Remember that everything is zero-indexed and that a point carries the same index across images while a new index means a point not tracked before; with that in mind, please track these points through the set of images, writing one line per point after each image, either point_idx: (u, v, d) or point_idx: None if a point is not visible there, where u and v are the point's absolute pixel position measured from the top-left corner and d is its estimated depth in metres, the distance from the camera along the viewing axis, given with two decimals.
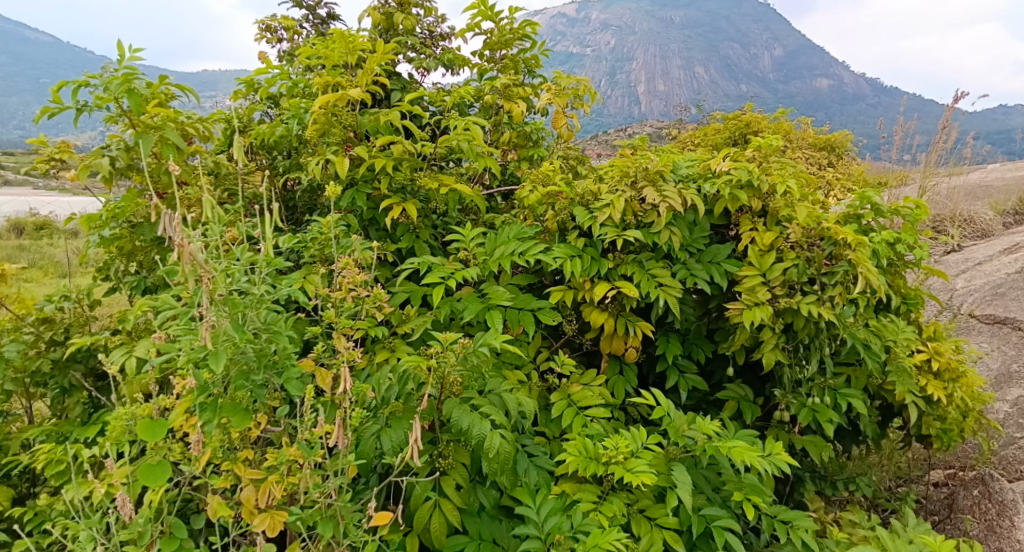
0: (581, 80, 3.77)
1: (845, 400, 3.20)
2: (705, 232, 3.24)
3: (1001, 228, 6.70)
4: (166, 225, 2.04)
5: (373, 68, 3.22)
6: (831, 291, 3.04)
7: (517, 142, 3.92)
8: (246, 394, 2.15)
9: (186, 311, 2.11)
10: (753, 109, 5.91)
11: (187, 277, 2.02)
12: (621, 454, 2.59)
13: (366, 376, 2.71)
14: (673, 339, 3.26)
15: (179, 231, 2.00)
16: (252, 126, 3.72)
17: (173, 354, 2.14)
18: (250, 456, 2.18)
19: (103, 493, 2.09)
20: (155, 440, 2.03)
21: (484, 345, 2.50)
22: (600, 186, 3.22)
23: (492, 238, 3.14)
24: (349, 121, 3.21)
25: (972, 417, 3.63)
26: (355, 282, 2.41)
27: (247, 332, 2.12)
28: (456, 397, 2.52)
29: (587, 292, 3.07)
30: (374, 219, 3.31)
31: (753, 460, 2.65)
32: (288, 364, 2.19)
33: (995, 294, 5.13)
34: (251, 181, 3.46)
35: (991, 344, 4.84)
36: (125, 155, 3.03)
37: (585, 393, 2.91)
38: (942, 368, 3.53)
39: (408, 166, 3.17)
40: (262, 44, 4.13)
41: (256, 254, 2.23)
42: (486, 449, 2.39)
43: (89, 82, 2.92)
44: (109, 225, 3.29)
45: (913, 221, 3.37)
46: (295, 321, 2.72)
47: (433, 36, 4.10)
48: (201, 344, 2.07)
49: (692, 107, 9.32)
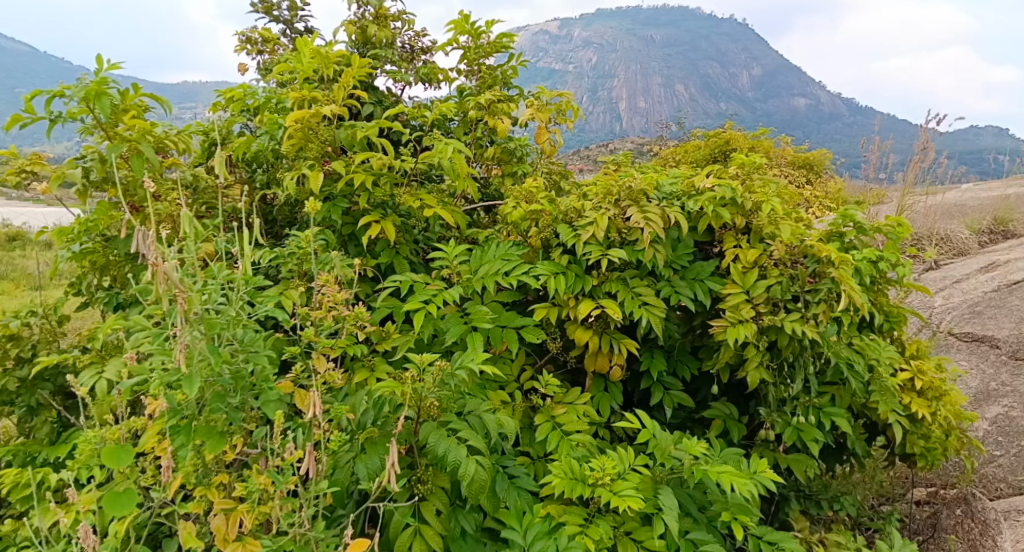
0: (564, 95, 3.74)
1: (830, 419, 3.19)
2: (689, 249, 3.21)
3: (977, 247, 6.80)
4: (140, 242, 1.98)
5: (348, 82, 3.17)
6: (814, 308, 3.03)
7: (500, 157, 3.86)
8: (222, 417, 2.07)
9: (161, 330, 2.06)
10: (732, 126, 5.93)
11: (161, 296, 1.95)
12: (607, 476, 2.55)
13: (344, 396, 2.65)
14: (658, 354, 3.23)
15: (154, 248, 1.94)
16: (231, 138, 3.67)
17: (145, 377, 2.07)
18: (224, 481, 2.10)
19: (67, 523, 1.98)
20: (120, 466, 1.92)
21: (461, 367, 2.45)
22: (584, 203, 3.19)
23: (476, 256, 3.09)
24: (325, 136, 3.15)
25: (955, 436, 3.63)
26: (337, 300, 2.33)
27: (223, 352, 2.05)
28: (434, 422, 2.46)
29: (571, 309, 3.03)
30: (353, 235, 3.24)
31: (740, 480, 2.62)
32: (266, 387, 2.12)
33: (973, 312, 5.17)
34: (229, 195, 3.38)
35: (971, 362, 4.87)
36: (100, 167, 2.93)
37: (571, 416, 2.87)
38: (925, 387, 3.53)
39: (387, 181, 3.12)
40: (240, 56, 4.07)
41: (234, 272, 2.16)
42: (462, 476, 2.33)
43: (64, 93, 2.80)
44: (82, 238, 3.20)
45: (895, 237, 3.38)
46: (273, 340, 2.65)
47: (413, 50, 4.07)
48: (175, 367, 1.99)
49: (674, 124, 9.34)
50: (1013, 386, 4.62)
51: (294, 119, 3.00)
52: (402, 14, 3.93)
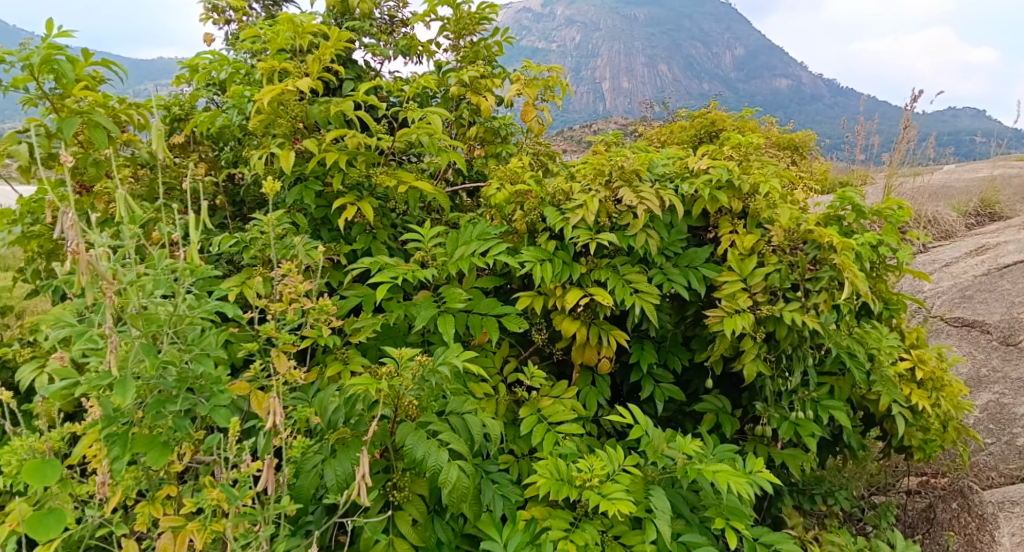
0: (551, 69, 3.48)
1: (828, 412, 3.03)
2: (683, 234, 3.02)
3: (964, 229, 6.72)
4: (62, 226, 1.70)
5: (325, 54, 2.91)
6: (815, 298, 2.87)
7: (483, 137, 3.64)
8: (166, 426, 1.80)
9: (84, 328, 1.75)
10: (718, 106, 5.70)
11: (83, 288, 1.67)
12: (596, 477, 2.38)
13: (314, 392, 2.47)
14: (648, 346, 3.06)
15: (77, 233, 1.66)
16: (194, 114, 3.44)
17: (75, 380, 1.79)
18: (171, 495, 1.87)
19: None
20: (43, 485, 1.67)
21: (444, 363, 2.24)
22: (572, 185, 2.99)
23: (452, 238, 2.86)
24: (297, 111, 2.89)
25: (953, 427, 3.51)
26: (299, 292, 2.05)
27: (164, 354, 1.76)
28: (412, 422, 2.27)
29: (558, 299, 2.84)
30: (326, 219, 3.02)
31: (737, 483, 2.45)
32: (218, 389, 1.85)
33: (963, 297, 5.04)
34: (194, 173, 3.11)
35: (962, 349, 4.75)
36: (46, 142, 2.68)
37: (556, 407, 2.71)
38: (926, 378, 3.39)
39: (363, 160, 2.87)
40: (205, 25, 3.81)
41: (177, 261, 1.89)
42: (442, 482, 2.14)
43: (4, 58, 2.56)
44: (27, 222, 2.96)
45: (897, 220, 3.20)
46: (226, 340, 2.29)
47: (394, 22, 3.81)
48: (106, 370, 1.72)
49: (659, 104, 9.13)
50: (1005, 372, 4.50)
51: (266, 94, 2.74)
52: None
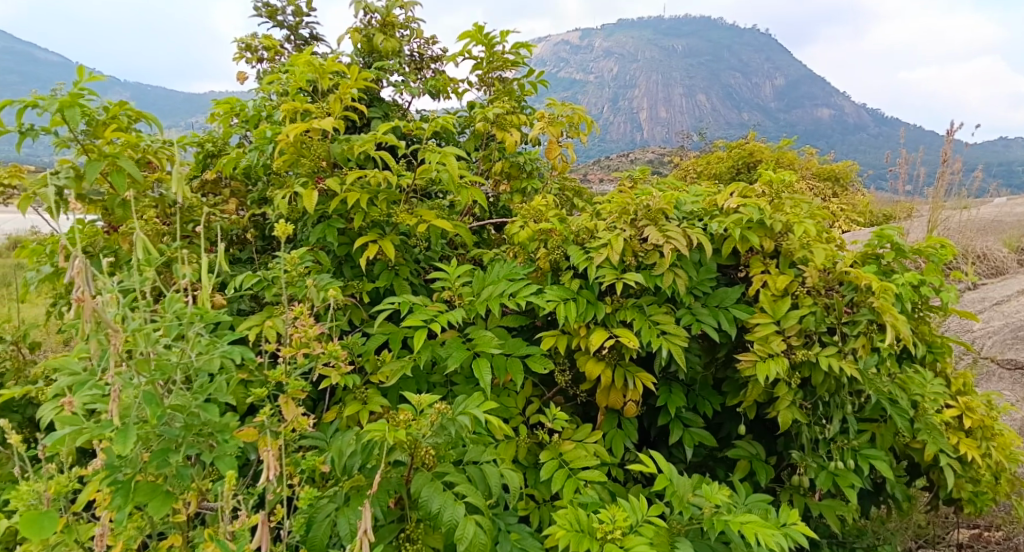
0: (577, 107, 3.43)
1: (868, 462, 2.86)
2: (712, 273, 2.92)
3: (1016, 265, 6.45)
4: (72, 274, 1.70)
5: (344, 93, 2.93)
6: (853, 342, 2.74)
7: (510, 173, 3.61)
8: (167, 476, 1.76)
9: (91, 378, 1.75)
10: (755, 137, 5.61)
11: (87, 334, 1.67)
12: (618, 530, 2.26)
13: (333, 432, 2.43)
14: (677, 389, 2.94)
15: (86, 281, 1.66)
16: (227, 151, 3.47)
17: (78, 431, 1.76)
18: (175, 544, 1.82)
19: None
20: (41, 537, 1.64)
21: (463, 413, 2.17)
22: (597, 223, 2.93)
23: (479, 278, 2.81)
24: (320, 150, 2.89)
25: (1005, 479, 3.30)
26: (309, 336, 2.02)
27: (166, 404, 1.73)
28: (429, 472, 2.20)
29: (582, 339, 2.75)
30: (349, 256, 2.99)
31: (767, 537, 2.30)
32: (222, 437, 1.79)
33: (1017, 337, 4.80)
34: (224, 209, 3.13)
35: (1016, 393, 4.50)
36: (75, 184, 2.66)
37: (579, 452, 2.61)
38: (975, 426, 3.20)
39: (384, 200, 2.85)
40: (239, 64, 3.86)
41: (187, 307, 1.87)
42: (458, 538, 2.06)
43: (37, 103, 2.56)
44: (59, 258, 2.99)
45: (940, 258, 3.05)
46: (236, 384, 2.25)
47: (423, 59, 3.83)
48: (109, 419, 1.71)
49: (695, 134, 9.04)
50: None
51: (293, 131, 2.75)
52: (409, 21, 3.68)
